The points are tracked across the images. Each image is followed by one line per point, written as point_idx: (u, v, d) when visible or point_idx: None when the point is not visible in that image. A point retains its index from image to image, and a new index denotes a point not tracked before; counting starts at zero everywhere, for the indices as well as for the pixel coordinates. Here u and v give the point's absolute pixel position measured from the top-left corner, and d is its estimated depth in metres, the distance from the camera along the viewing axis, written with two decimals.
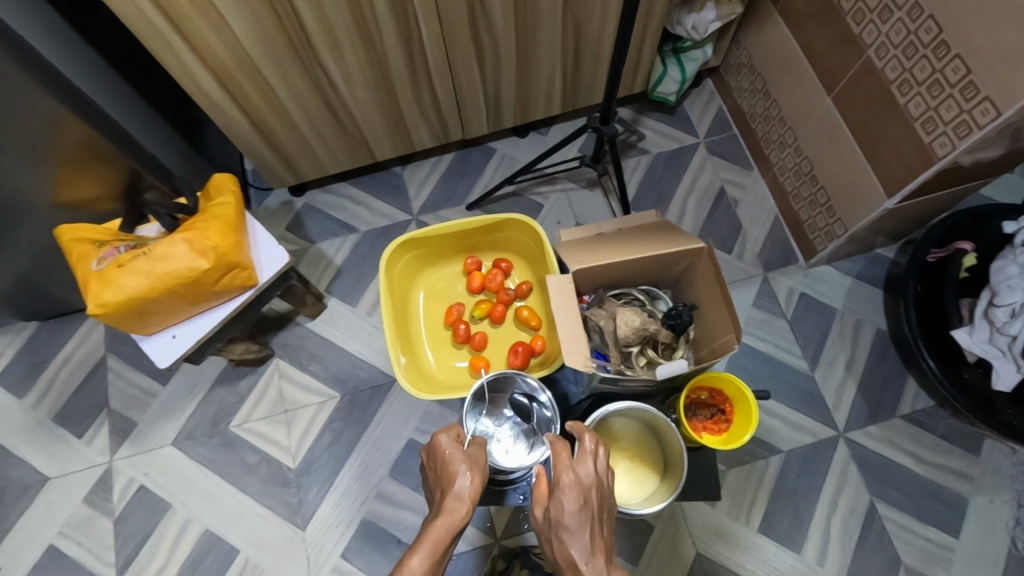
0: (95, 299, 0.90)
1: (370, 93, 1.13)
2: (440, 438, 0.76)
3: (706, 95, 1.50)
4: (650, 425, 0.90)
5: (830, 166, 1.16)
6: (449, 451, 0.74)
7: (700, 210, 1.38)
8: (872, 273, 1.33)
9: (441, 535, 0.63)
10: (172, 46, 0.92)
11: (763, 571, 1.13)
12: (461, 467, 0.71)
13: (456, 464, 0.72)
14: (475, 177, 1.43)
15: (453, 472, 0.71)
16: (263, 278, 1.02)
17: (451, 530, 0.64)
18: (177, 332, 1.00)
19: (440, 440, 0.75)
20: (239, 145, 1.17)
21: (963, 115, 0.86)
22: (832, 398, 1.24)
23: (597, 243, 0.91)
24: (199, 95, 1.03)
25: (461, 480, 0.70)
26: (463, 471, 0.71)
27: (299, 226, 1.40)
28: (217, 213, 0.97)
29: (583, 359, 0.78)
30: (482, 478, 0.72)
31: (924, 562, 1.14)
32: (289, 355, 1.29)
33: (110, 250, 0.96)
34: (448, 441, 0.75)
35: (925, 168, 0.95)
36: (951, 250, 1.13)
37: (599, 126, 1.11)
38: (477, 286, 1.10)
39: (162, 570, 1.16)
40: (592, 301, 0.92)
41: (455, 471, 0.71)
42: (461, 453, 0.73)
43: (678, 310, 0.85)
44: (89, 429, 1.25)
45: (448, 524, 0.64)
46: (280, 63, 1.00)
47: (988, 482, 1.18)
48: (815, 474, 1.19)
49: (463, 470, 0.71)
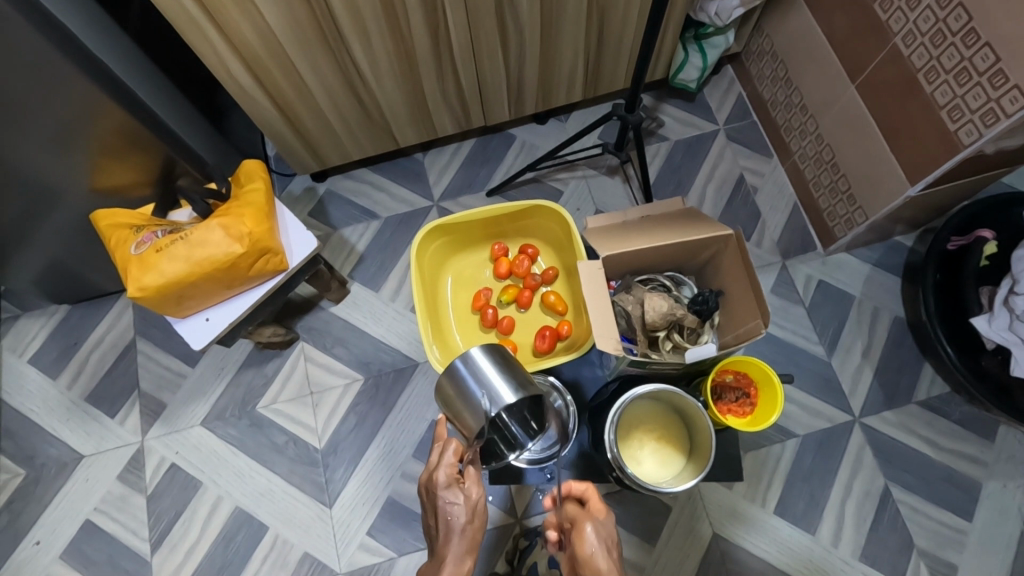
0: (135, 283, 0.93)
1: (395, 80, 1.14)
2: (440, 480, 0.76)
3: (726, 82, 1.50)
4: (679, 411, 0.93)
5: (852, 153, 1.17)
6: (448, 498, 0.74)
7: (720, 197, 1.39)
8: (891, 261, 1.34)
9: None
10: (206, 33, 0.93)
11: (779, 551, 1.16)
12: (460, 522, 0.73)
13: (454, 524, 0.73)
14: (495, 164, 1.45)
15: (451, 528, 0.73)
16: (293, 262, 1.04)
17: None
18: (211, 315, 1.02)
19: (441, 482, 0.76)
20: (264, 131, 1.19)
21: (991, 103, 0.86)
22: (849, 384, 1.26)
23: (623, 231, 0.93)
24: (229, 82, 1.04)
25: (458, 538, 0.72)
26: (462, 525, 0.73)
27: (322, 212, 1.42)
28: (249, 199, 1.00)
29: (613, 343, 0.80)
30: (479, 532, 0.74)
31: (937, 545, 1.16)
32: (313, 339, 1.32)
33: (148, 235, 0.98)
34: (448, 485, 0.75)
35: (948, 156, 0.96)
36: (971, 239, 1.14)
37: (623, 113, 1.12)
38: (504, 272, 1.12)
39: (195, 545, 1.20)
40: (619, 287, 0.94)
41: (454, 527, 0.73)
42: (460, 506, 0.74)
43: (705, 295, 0.87)
44: (122, 409, 1.29)
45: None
46: (311, 51, 1.02)
47: (1002, 468, 1.20)
48: (831, 457, 1.21)
49: (462, 526, 0.73)
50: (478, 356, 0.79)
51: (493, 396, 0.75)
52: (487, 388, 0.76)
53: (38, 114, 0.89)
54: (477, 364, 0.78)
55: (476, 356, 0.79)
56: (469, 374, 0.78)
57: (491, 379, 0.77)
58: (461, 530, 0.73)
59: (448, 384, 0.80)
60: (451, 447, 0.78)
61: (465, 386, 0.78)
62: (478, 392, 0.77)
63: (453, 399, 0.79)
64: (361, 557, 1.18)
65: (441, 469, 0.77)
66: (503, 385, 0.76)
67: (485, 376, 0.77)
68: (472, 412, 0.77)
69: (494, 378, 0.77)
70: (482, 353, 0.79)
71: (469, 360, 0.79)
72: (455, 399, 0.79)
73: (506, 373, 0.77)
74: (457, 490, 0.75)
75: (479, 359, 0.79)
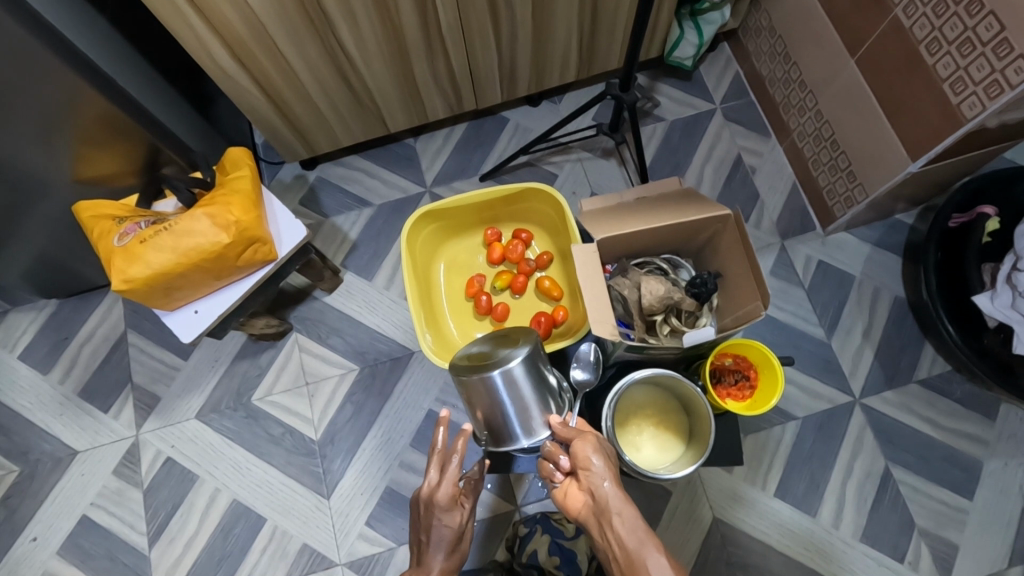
0: (120, 274, 0.91)
1: (384, 62, 1.11)
2: (445, 501, 0.73)
3: (723, 60, 1.47)
4: (679, 397, 0.91)
5: (852, 130, 1.14)
6: (447, 520, 0.73)
7: (717, 178, 1.37)
8: (891, 240, 1.32)
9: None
10: (185, 16, 0.90)
11: (780, 534, 1.16)
12: (447, 540, 0.73)
13: (444, 544, 0.73)
14: (489, 148, 1.42)
15: (441, 548, 0.72)
16: (282, 252, 1.02)
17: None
18: (199, 307, 1.00)
19: (442, 502, 0.73)
20: (251, 117, 1.16)
21: (995, 74, 0.84)
22: (849, 365, 1.24)
23: (619, 213, 0.90)
24: (213, 68, 1.01)
25: (447, 557, 0.73)
26: (453, 544, 0.73)
27: (313, 200, 1.39)
28: (236, 187, 0.97)
29: (610, 328, 0.78)
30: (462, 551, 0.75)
31: (939, 524, 1.16)
32: (307, 329, 1.30)
33: (131, 226, 0.95)
34: (448, 507, 0.73)
35: (951, 131, 0.94)
36: (974, 215, 1.11)
37: (618, 93, 1.09)
38: (498, 257, 1.10)
39: (193, 537, 1.19)
40: (615, 270, 0.92)
41: (446, 546, 0.72)
42: (450, 527, 0.73)
43: (703, 278, 0.86)
44: (115, 404, 1.27)
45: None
46: (297, 35, 0.99)
47: (1003, 446, 1.19)
48: (832, 439, 1.20)
49: (450, 549, 0.73)
50: (522, 383, 0.75)
51: (528, 425, 0.77)
52: (524, 417, 0.77)
53: (14, 105, 0.86)
54: (518, 389, 0.75)
55: (521, 381, 0.75)
56: (509, 398, 0.75)
57: (531, 410, 0.76)
58: (450, 551, 0.73)
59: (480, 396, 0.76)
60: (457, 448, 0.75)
61: (499, 403, 0.76)
62: (514, 418, 0.77)
63: (484, 411, 0.77)
64: (360, 546, 1.18)
65: (445, 488, 0.73)
66: (540, 419, 0.77)
67: (526, 408, 0.76)
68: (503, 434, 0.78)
69: (532, 409, 0.76)
70: (527, 378, 0.75)
71: (512, 381, 0.74)
72: (484, 408, 0.77)
73: (542, 401, 0.77)
74: (456, 514, 0.74)
75: (524, 386, 0.75)
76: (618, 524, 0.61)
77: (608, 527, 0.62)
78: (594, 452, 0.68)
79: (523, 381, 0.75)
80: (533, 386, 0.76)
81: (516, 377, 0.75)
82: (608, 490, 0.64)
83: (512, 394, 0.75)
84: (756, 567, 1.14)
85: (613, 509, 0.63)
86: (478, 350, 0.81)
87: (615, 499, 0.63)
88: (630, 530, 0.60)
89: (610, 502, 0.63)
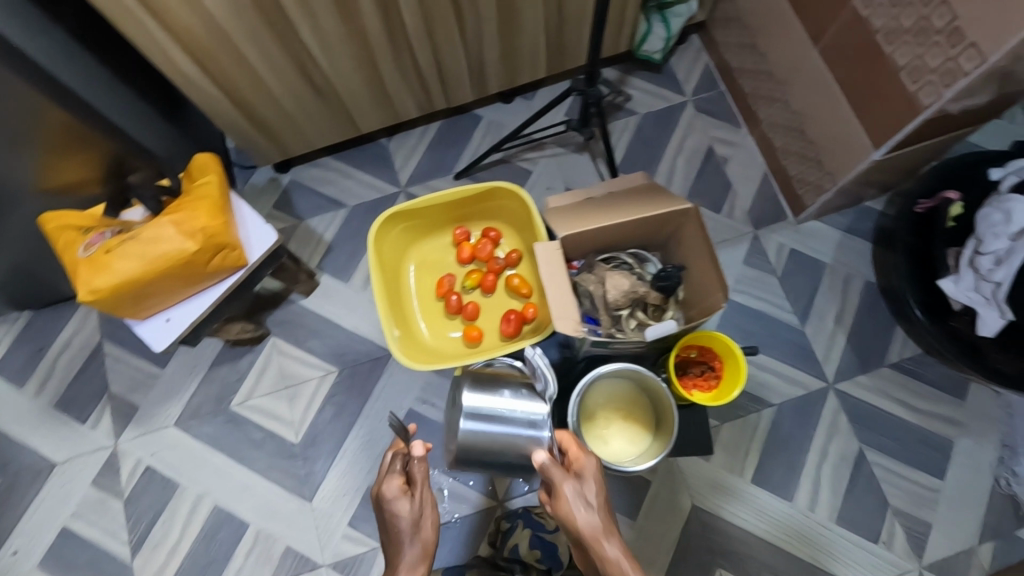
0: (86, 285, 0.90)
1: (351, 63, 1.11)
2: (390, 490, 0.79)
3: (693, 51, 1.47)
4: (644, 386, 0.93)
5: (817, 119, 1.16)
6: (395, 510, 0.77)
7: (690, 169, 1.38)
8: (862, 226, 1.34)
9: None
10: (143, 23, 0.90)
11: (759, 518, 1.18)
12: (404, 528, 0.76)
13: (404, 534, 0.76)
14: (463, 145, 1.42)
15: (402, 540, 0.76)
16: (253, 257, 1.02)
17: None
18: (171, 315, 1.00)
19: (390, 493, 0.79)
20: (218, 122, 1.15)
21: (949, 62, 0.86)
22: (823, 351, 1.26)
23: (584, 209, 0.91)
24: (174, 73, 1.01)
25: (410, 544, 0.75)
26: (413, 533, 0.76)
27: (287, 203, 1.39)
28: (202, 193, 0.97)
29: (573, 324, 0.80)
30: (431, 538, 0.77)
31: (913, 504, 1.18)
32: (285, 333, 1.30)
33: (96, 236, 0.95)
34: (395, 495, 0.78)
35: (911, 118, 0.95)
36: (938, 201, 1.14)
37: (584, 88, 1.09)
38: (467, 257, 1.11)
39: (177, 544, 1.19)
40: (581, 267, 0.93)
41: (405, 537, 0.76)
42: (404, 513, 0.77)
43: (667, 271, 0.88)
44: (93, 414, 1.27)
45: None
46: (260, 38, 0.99)
47: (974, 425, 1.22)
48: (807, 424, 1.22)
49: (413, 536, 0.76)
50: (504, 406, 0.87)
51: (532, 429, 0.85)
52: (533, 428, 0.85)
53: None
54: (492, 413, 0.86)
55: (489, 407, 0.86)
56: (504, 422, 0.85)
57: (518, 416, 0.86)
58: (411, 538, 0.76)
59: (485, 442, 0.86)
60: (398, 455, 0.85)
61: (504, 439, 0.85)
62: (518, 432, 0.85)
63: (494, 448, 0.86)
64: (345, 547, 1.18)
65: (390, 482, 0.80)
66: (532, 416, 0.86)
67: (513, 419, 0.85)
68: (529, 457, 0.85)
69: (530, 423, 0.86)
70: (506, 403, 0.86)
71: (486, 415, 0.85)
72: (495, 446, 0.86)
73: (519, 402, 0.87)
74: (406, 499, 0.78)
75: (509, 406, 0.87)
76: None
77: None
78: (576, 511, 0.72)
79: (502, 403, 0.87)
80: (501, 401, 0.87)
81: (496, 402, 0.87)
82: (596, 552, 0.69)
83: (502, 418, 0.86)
84: (736, 552, 1.16)
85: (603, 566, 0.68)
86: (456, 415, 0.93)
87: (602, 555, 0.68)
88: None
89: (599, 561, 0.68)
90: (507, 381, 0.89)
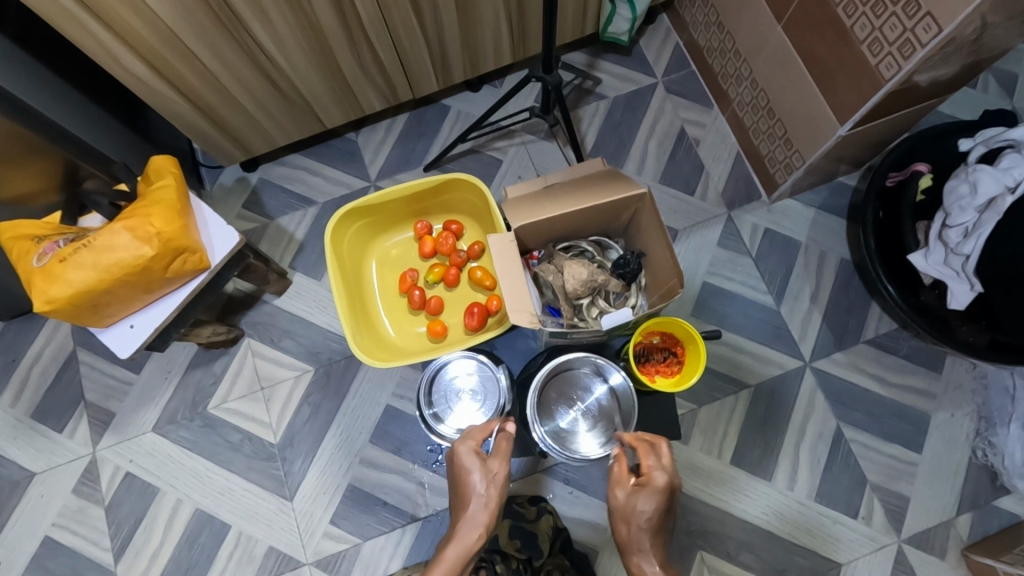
0: (42, 296, 0.89)
1: (309, 60, 1.09)
2: (466, 449, 0.87)
3: (662, 32, 1.45)
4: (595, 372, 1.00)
5: (783, 97, 1.14)
6: (468, 468, 0.86)
7: (662, 152, 1.36)
8: (835, 202, 1.33)
9: (454, 565, 0.78)
10: (86, 26, 0.87)
11: (737, 499, 1.18)
12: (477, 486, 0.84)
13: (474, 489, 0.84)
14: (432, 136, 1.40)
15: (470, 495, 0.84)
16: (215, 260, 1.01)
17: (463, 560, 0.79)
18: (135, 321, 0.99)
19: (466, 455, 0.87)
20: (179, 124, 1.13)
21: (907, 33, 0.85)
22: (799, 330, 1.26)
23: (541, 197, 0.92)
24: (125, 75, 0.98)
25: (478, 502, 0.83)
26: (482, 491, 0.84)
27: (256, 203, 1.37)
28: (158, 197, 0.95)
29: (529, 316, 0.82)
30: (497, 501, 0.84)
31: (889, 478, 1.19)
32: (259, 334, 1.29)
33: (49, 245, 0.93)
34: (471, 456, 0.86)
35: (873, 93, 0.94)
36: (908, 173, 1.13)
37: (543, 75, 1.08)
38: (429, 250, 1.14)
39: (158, 550, 1.19)
40: (542, 257, 0.97)
41: (472, 492, 0.84)
42: (479, 473, 0.85)
43: (626, 259, 0.93)
44: (69, 423, 1.26)
45: (460, 548, 0.79)
46: (211, 39, 0.97)
47: (950, 398, 1.22)
48: (783, 404, 1.22)
49: (481, 493, 0.84)
50: (604, 394, 1.00)
51: (574, 439, 0.96)
52: (583, 445, 0.96)
53: None
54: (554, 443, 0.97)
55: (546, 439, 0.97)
56: (575, 413, 0.99)
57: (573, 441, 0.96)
58: (478, 496, 0.84)
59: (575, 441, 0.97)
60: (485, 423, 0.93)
61: (587, 438, 0.97)
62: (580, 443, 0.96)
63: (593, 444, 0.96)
64: (327, 545, 1.18)
65: (466, 442, 0.88)
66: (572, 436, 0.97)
67: (572, 441, 0.96)
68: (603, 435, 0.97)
69: (594, 435, 0.97)
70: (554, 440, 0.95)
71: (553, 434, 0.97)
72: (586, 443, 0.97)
73: (559, 439, 0.96)
74: (478, 460, 0.86)
75: (606, 394, 0.99)
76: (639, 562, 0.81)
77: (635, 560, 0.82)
78: (623, 520, 0.82)
79: (602, 388, 1.00)
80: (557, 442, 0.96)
81: (601, 380, 1.00)
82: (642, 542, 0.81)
83: (584, 404, 0.99)
84: (715, 534, 1.17)
85: (635, 572, 0.82)
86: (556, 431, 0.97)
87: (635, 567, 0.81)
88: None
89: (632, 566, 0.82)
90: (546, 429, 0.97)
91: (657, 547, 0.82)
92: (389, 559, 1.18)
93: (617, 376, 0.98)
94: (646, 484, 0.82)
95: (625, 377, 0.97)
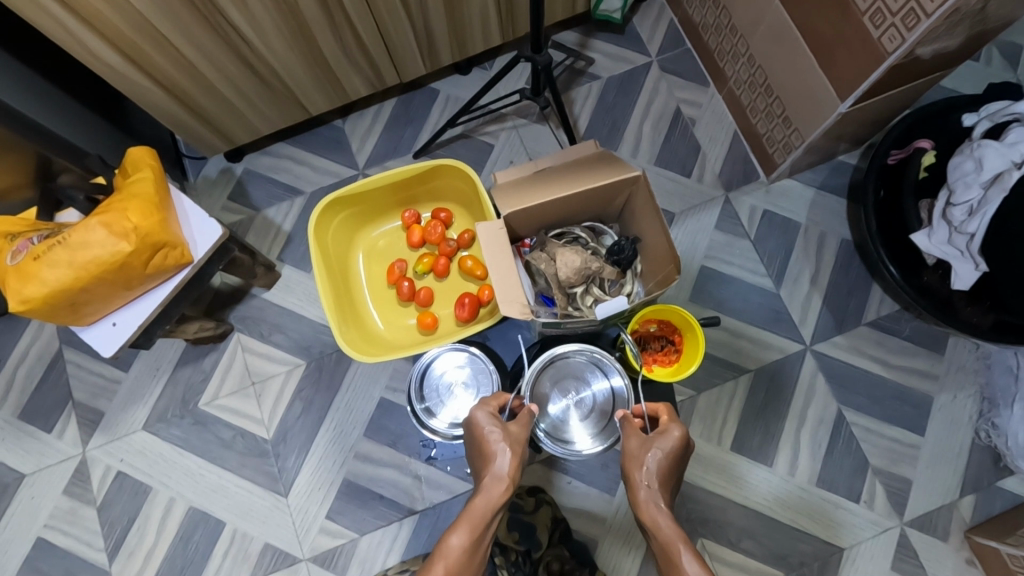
0: (17, 295, 0.86)
1: (289, 45, 1.05)
2: (483, 414, 0.84)
3: (656, 8, 1.40)
4: (592, 363, 0.98)
5: (782, 74, 1.11)
6: (487, 429, 0.83)
7: (656, 134, 1.33)
8: (836, 181, 1.30)
9: (480, 515, 0.76)
10: (52, 13, 0.83)
11: (738, 486, 1.17)
12: (498, 444, 0.81)
13: (495, 444, 0.81)
14: (421, 122, 1.36)
15: (491, 453, 0.81)
16: (197, 253, 0.98)
17: (488, 511, 0.76)
18: (117, 318, 0.96)
19: (484, 418, 0.84)
20: (158, 115, 1.10)
21: (911, 4, 0.81)
22: (798, 313, 1.23)
23: (532, 183, 0.89)
24: (99, 66, 0.95)
25: (501, 457, 0.80)
26: (503, 448, 0.81)
27: (241, 193, 1.33)
28: (135, 190, 0.92)
29: (521, 307, 0.80)
30: (521, 457, 0.81)
31: (891, 461, 1.17)
32: (249, 329, 1.26)
33: (23, 242, 0.89)
34: (490, 418, 0.84)
35: (875, 68, 0.91)
36: (910, 150, 1.10)
37: (531, 55, 1.04)
38: (418, 240, 1.11)
39: (153, 549, 1.18)
40: (534, 243, 0.94)
41: (493, 450, 0.81)
42: (499, 430, 0.82)
43: (620, 245, 0.90)
44: (58, 422, 1.24)
45: (487, 500, 0.77)
46: (185, 25, 0.93)
47: (953, 379, 1.20)
48: (783, 389, 1.20)
49: (502, 450, 0.80)
50: (602, 388, 0.97)
51: (569, 432, 0.94)
52: (576, 436, 0.94)
53: None
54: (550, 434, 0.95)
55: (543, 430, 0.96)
56: (568, 401, 0.96)
57: (569, 434, 0.94)
58: (501, 451, 0.80)
59: (571, 433, 0.95)
60: (501, 395, 0.92)
61: (582, 432, 0.95)
62: (576, 436, 0.94)
63: (588, 437, 0.94)
64: (323, 541, 1.17)
65: (484, 409, 0.86)
66: (569, 429, 0.95)
67: (568, 434, 0.94)
68: (599, 428, 0.95)
69: (586, 427, 0.95)
70: (549, 434, 0.93)
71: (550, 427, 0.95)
72: (582, 435, 0.95)
73: (554, 433, 0.94)
74: (495, 421, 0.84)
75: (604, 391, 0.96)
76: (643, 501, 0.77)
77: (639, 500, 0.78)
78: (634, 464, 0.80)
79: (601, 384, 0.97)
80: (552, 436, 0.94)
81: (600, 374, 0.97)
82: (646, 486, 0.78)
83: (579, 395, 0.96)
84: (716, 521, 1.15)
85: (642, 516, 0.78)
86: (553, 424, 0.95)
87: (642, 504, 0.77)
88: (651, 532, 0.76)
89: (638, 509, 0.78)
90: (543, 422, 0.95)
91: (666, 495, 0.78)
92: (386, 553, 1.16)
93: (618, 379, 0.95)
94: (661, 436, 0.81)
95: (626, 382, 0.94)
